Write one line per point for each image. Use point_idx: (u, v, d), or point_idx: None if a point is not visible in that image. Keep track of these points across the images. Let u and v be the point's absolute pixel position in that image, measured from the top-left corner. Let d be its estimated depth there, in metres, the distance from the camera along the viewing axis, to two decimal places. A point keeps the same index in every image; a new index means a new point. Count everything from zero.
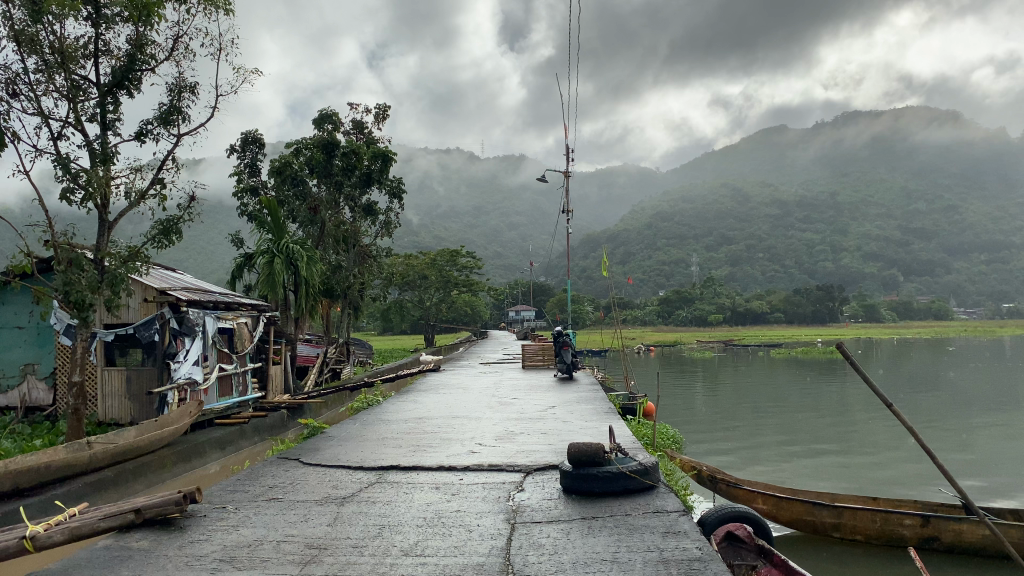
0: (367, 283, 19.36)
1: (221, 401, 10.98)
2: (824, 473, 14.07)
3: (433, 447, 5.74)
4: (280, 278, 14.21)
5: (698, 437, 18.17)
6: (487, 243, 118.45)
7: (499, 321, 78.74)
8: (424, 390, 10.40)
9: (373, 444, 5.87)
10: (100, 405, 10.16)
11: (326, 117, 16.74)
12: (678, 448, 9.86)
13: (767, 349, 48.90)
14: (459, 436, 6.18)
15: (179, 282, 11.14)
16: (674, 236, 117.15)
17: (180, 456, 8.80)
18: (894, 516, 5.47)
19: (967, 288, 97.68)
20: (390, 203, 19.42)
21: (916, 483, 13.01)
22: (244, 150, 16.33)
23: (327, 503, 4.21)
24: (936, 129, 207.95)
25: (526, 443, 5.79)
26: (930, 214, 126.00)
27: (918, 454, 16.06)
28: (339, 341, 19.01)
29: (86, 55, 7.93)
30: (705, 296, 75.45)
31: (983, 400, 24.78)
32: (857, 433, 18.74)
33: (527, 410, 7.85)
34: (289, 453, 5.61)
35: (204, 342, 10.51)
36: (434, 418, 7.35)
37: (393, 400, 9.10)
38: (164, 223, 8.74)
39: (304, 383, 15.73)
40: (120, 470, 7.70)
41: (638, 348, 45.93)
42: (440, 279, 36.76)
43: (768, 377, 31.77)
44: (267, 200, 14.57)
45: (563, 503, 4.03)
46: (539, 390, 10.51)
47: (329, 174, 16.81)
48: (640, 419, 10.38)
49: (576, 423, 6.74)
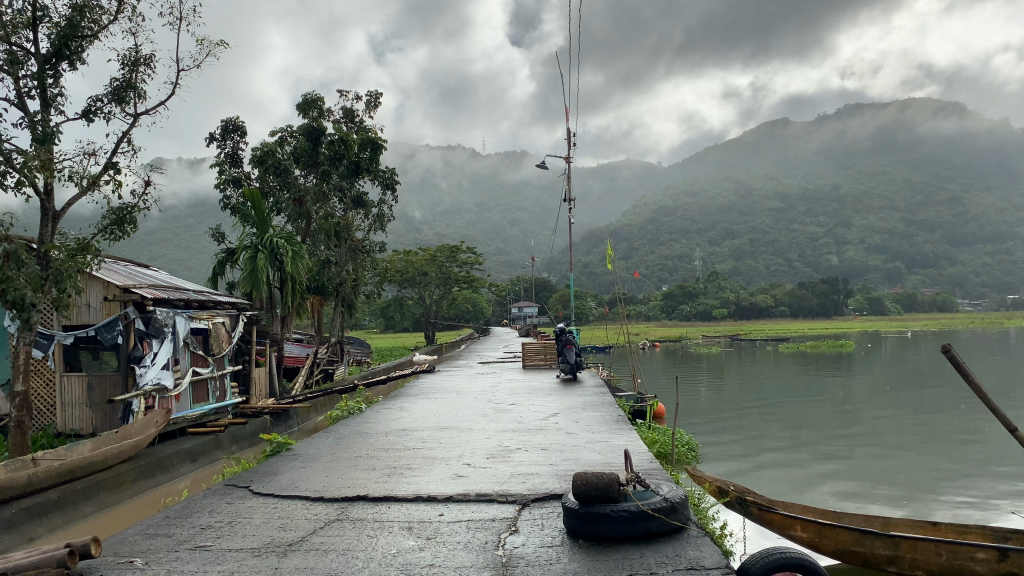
0: (361, 281, 18.50)
1: (195, 408, 10.06)
2: (834, 469, 13.22)
3: (414, 468, 4.85)
4: (263, 275, 13.32)
5: (698, 433, 17.34)
6: (489, 240, 117.84)
7: (502, 317, 78.18)
8: (414, 395, 9.51)
9: (346, 465, 4.96)
10: (58, 414, 9.27)
11: (310, 103, 15.80)
12: (694, 460, 8.94)
13: (774, 343, 47.89)
14: (444, 454, 5.29)
15: (147, 279, 10.25)
16: (677, 230, 116.21)
17: (140, 471, 7.94)
18: (963, 547, 4.50)
19: (972, 279, 96.78)
20: (383, 195, 18.49)
21: (934, 482, 12.13)
22: (225, 139, 15.39)
23: (266, 555, 3.27)
24: (940, 120, 206.77)
25: (524, 462, 4.88)
26: (935, 204, 124.86)
27: (933, 449, 15.15)
28: (331, 340, 18.07)
29: (23, 23, 7.02)
30: (709, 290, 74.43)
31: (990, 392, 24.02)
32: (863, 427, 17.93)
33: (525, 420, 6.93)
34: (237, 477, 4.71)
35: (174, 344, 9.62)
36: (420, 430, 6.43)
37: (376, 408, 8.15)
38: (118, 212, 7.86)
39: (292, 386, 14.86)
40: (66, 492, 6.81)
41: (643, 344, 45.16)
42: (440, 275, 35.75)
43: (772, 371, 31.27)
44: (250, 192, 13.68)
45: (564, 553, 3.15)
46: (538, 393, 9.58)
47: (316, 163, 15.96)
48: (652, 427, 9.41)
49: (582, 436, 5.82)
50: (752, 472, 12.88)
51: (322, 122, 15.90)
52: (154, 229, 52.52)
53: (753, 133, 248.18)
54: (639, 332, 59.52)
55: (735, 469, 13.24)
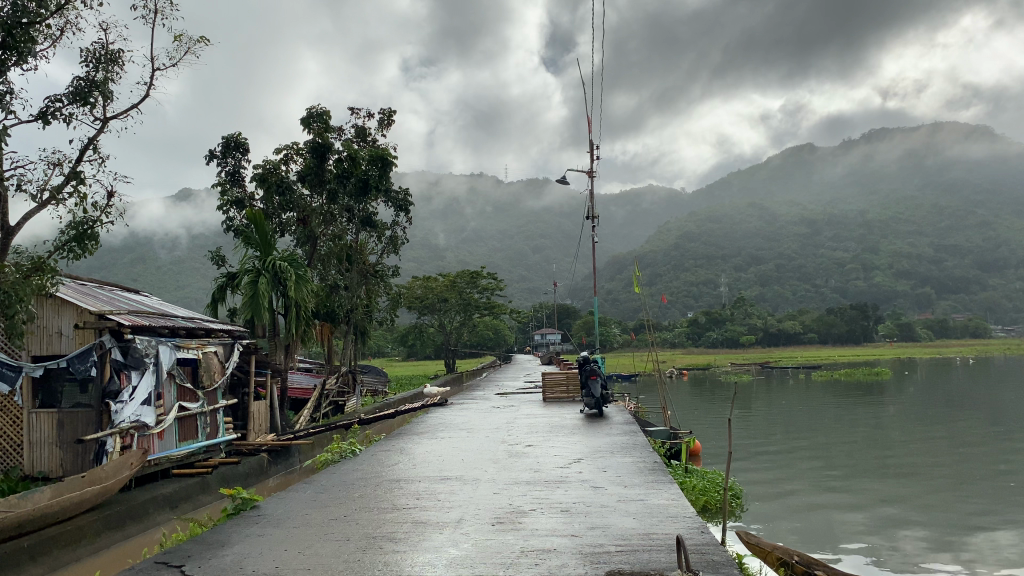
0: (373, 308, 17.56)
1: (182, 446, 9.08)
2: (864, 501, 12.03)
3: (400, 540, 3.80)
4: (264, 301, 12.36)
5: (721, 458, 16.83)
6: (513, 267, 117.28)
7: (525, 345, 77.29)
8: (419, 433, 8.47)
9: (316, 535, 3.92)
10: (26, 456, 8.40)
11: (316, 116, 14.94)
12: (717, 517, 7.98)
13: (806, 372, 46.18)
14: (441, 518, 4.26)
15: (130, 305, 9.37)
16: (702, 256, 114.72)
17: (105, 523, 6.97)
18: None
19: (1004, 305, 94.57)
20: (396, 216, 17.65)
21: (973, 511, 11.20)
22: (226, 156, 14.62)
23: None
24: (970, 143, 204.56)
25: (538, 532, 3.82)
26: (964, 228, 122.54)
27: (965, 475, 14.37)
28: (342, 370, 17.09)
29: None
30: (735, 317, 72.53)
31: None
32: (891, 453, 17.26)
33: (544, 468, 5.96)
34: (171, 552, 3.74)
35: (157, 376, 8.64)
36: (421, 481, 5.43)
37: (372, 451, 7.19)
38: (77, 227, 7.26)
39: (297, 419, 13.86)
40: (11, 551, 5.86)
41: (670, 373, 43.87)
42: (461, 302, 34.78)
43: (802, 398, 30.60)
44: (252, 211, 12.77)
45: None
46: (560, 432, 8.53)
47: (322, 181, 15.06)
48: (676, 472, 8.35)
49: (610, 493, 4.75)
50: (783, 504, 11.83)
51: (329, 136, 15.00)
52: (177, 257, 52.22)
53: (778, 156, 246.36)
54: (665, 360, 58.42)
55: (764, 501, 12.06)
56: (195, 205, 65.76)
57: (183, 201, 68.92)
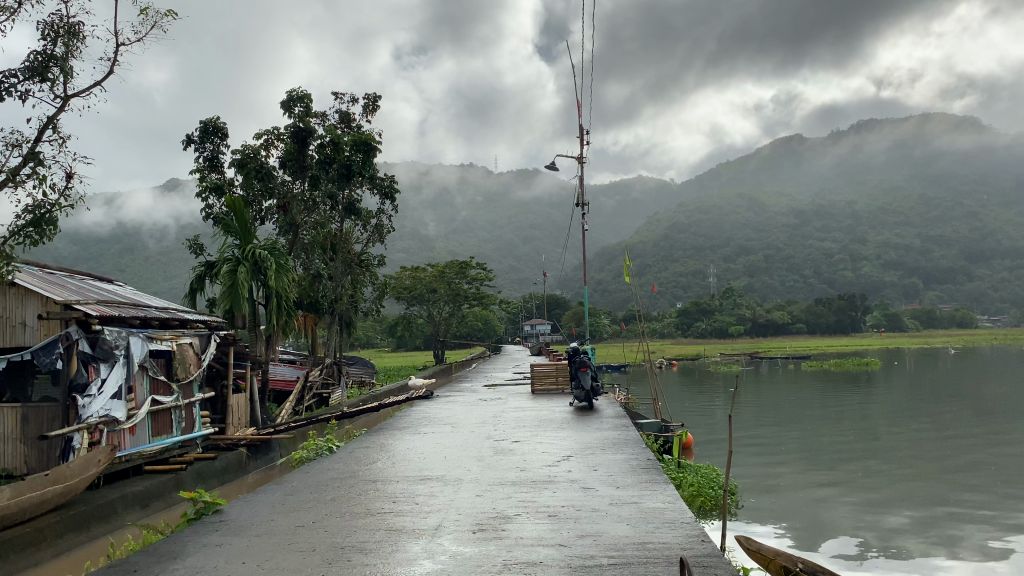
0: (358, 297, 17.15)
1: (155, 441, 8.68)
2: (853, 490, 11.78)
3: (371, 550, 3.45)
4: (244, 291, 11.98)
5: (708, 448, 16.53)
6: (502, 257, 116.91)
7: (515, 335, 77.15)
8: (403, 428, 8.12)
9: (280, 546, 3.57)
10: None
11: (296, 100, 14.51)
12: (717, 513, 7.85)
13: (795, 362, 46.12)
14: (413, 525, 3.89)
15: (99, 294, 8.96)
16: (692, 247, 114.70)
17: (67, 525, 6.57)
18: None
19: (991, 295, 94.87)
20: (381, 205, 17.25)
21: (961, 498, 11.01)
22: (205, 142, 14.18)
23: None
24: (958, 135, 205.50)
25: (524, 542, 3.48)
26: (952, 219, 122.90)
27: (954, 464, 14.15)
28: (326, 362, 16.70)
29: None
30: (724, 308, 72.52)
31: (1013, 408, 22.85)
32: (878, 442, 17.00)
33: (531, 466, 5.59)
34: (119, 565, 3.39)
35: (127, 367, 8.25)
36: (400, 481, 5.08)
37: (352, 448, 6.83)
38: (36, 213, 6.93)
39: (279, 412, 13.47)
40: None
41: (660, 363, 43.77)
42: (449, 293, 34.34)
43: (788, 388, 30.46)
44: (230, 198, 12.34)
45: None
46: (548, 425, 8.20)
47: (304, 167, 14.63)
48: (671, 467, 8.17)
49: (598, 495, 4.40)
50: (773, 493, 11.59)
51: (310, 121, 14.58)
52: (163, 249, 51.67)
53: (767, 147, 246.89)
54: (654, 351, 58.32)
55: (755, 492, 11.70)
56: (182, 195, 64.98)
57: (170, 190, 68.14)
